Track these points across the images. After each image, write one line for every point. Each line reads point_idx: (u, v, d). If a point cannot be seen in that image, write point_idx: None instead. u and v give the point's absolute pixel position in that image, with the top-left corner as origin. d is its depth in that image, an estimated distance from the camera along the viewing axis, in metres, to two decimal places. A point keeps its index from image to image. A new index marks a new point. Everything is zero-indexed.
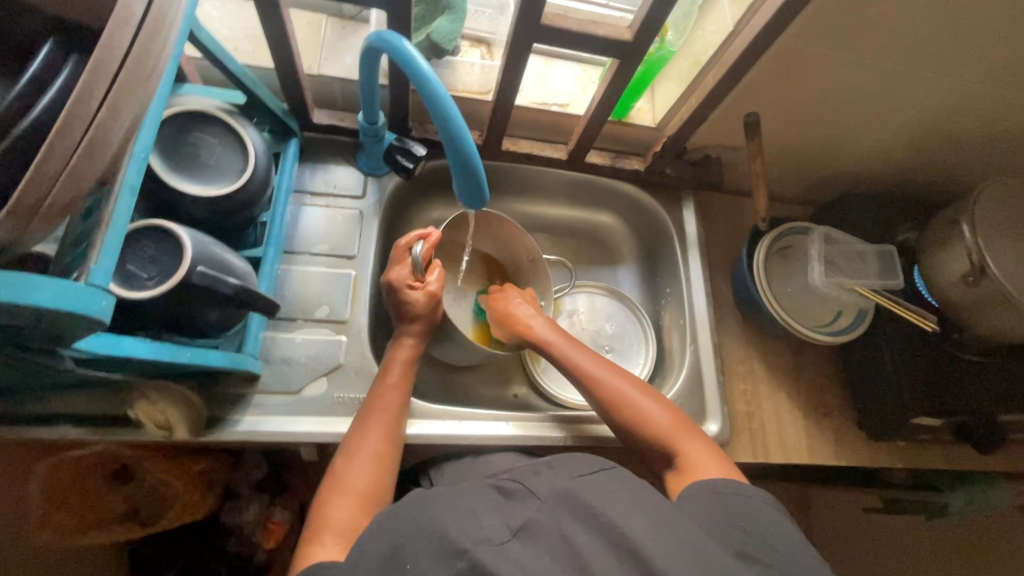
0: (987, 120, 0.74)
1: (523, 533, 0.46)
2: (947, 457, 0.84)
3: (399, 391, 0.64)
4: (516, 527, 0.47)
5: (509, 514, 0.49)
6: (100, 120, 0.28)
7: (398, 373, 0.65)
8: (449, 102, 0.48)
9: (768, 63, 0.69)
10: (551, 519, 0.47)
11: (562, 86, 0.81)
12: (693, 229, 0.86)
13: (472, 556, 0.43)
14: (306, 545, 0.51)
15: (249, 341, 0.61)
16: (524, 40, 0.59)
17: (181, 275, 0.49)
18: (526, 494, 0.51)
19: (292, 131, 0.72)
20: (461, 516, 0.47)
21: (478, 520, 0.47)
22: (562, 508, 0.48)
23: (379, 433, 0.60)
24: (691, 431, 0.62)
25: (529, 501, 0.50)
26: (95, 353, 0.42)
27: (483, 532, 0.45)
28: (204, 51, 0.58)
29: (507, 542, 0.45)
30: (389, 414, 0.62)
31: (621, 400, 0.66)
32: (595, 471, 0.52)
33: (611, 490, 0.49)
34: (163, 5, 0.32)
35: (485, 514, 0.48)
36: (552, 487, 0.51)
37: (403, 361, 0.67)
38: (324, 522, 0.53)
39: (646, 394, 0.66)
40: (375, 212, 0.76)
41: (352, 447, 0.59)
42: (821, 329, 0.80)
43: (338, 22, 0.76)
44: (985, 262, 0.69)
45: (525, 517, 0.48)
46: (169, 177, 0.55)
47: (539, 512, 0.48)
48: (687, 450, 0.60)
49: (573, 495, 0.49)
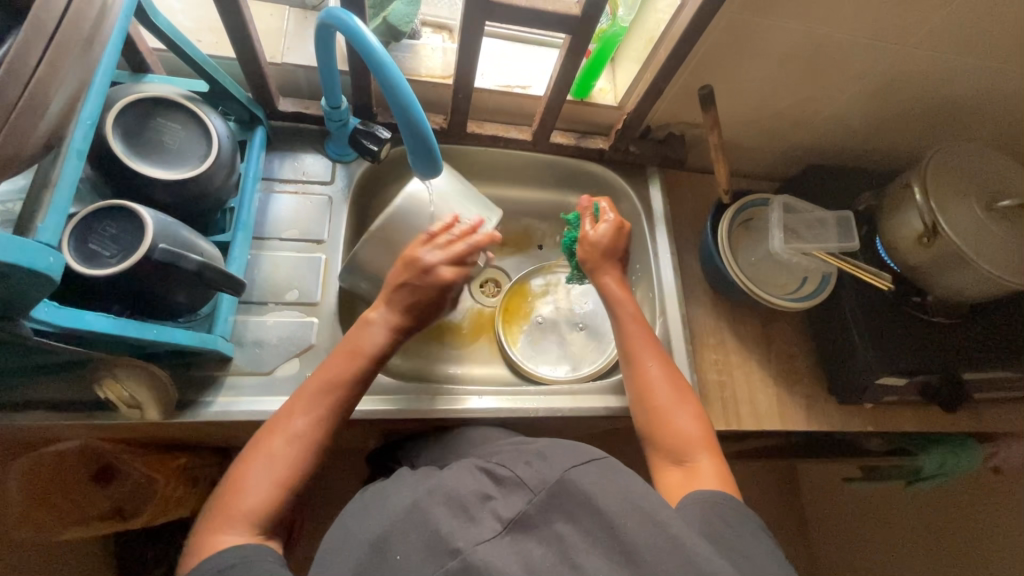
0: (934, 84, 0.77)
1: (515, 527, 0.47)
2: (916, 417, 0.87)
3: (337, 368, 0.58)
4: (507, 519, 0.47)
5: (499, 507, 0.49)
6: (37, 79, 0.29)
7: (346, 352, 0.59)
8: (397, 74, 0.50)
9: (721, 34, 0.70)
10: (542, 514, 0.47)
11: (524, 68, 0.83)
12: (659, 205, 0.88)
13: (464, 556, 0.44)
14: (216, 528, 0.48)
15: (219, 323, 0.62)
16: (477, 19, 0.60)
17: (141, 254, 0.50)
18: (516, 484, 0.51)
19: (258, 119, 0.73)
20: (451, 511, 0.48)
21: (468, 519, 0.47)
22: (555, 504, 0.48)
23: (313, 415, 0.55)
24: (710, 442, 0.62)
25: (517, 491, 0.50)
26: (57, 326, 0.43)
27: (472, 531, 0.46)
28: (163, 39, 0.60)
29: (496, 536, 0.46)
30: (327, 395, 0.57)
31: (651, 387, 0.66)
32: (586, 462, 0.52)
33: (605, 489, 0.49)
34: None
35: (475, 507, 0.48)
36: (541, 476, 0.51)
37: (367, 354, 0.59)
38: (236, 505, 0.49)
39: (679, 391, 0.66)
40: (344, 197, 0.77)
41: (282, 431, 0.54)
42: (786, 295, 0.82)
43: (301, 13, 0.77)
44: (937, 222, 0.72)
45: (517, 509, 0.48)
46: (131, 162, 0.56)
47: (531, 506, 0.48)
48: (703, 461, 0.60)
49: (568, 488, 0.49)
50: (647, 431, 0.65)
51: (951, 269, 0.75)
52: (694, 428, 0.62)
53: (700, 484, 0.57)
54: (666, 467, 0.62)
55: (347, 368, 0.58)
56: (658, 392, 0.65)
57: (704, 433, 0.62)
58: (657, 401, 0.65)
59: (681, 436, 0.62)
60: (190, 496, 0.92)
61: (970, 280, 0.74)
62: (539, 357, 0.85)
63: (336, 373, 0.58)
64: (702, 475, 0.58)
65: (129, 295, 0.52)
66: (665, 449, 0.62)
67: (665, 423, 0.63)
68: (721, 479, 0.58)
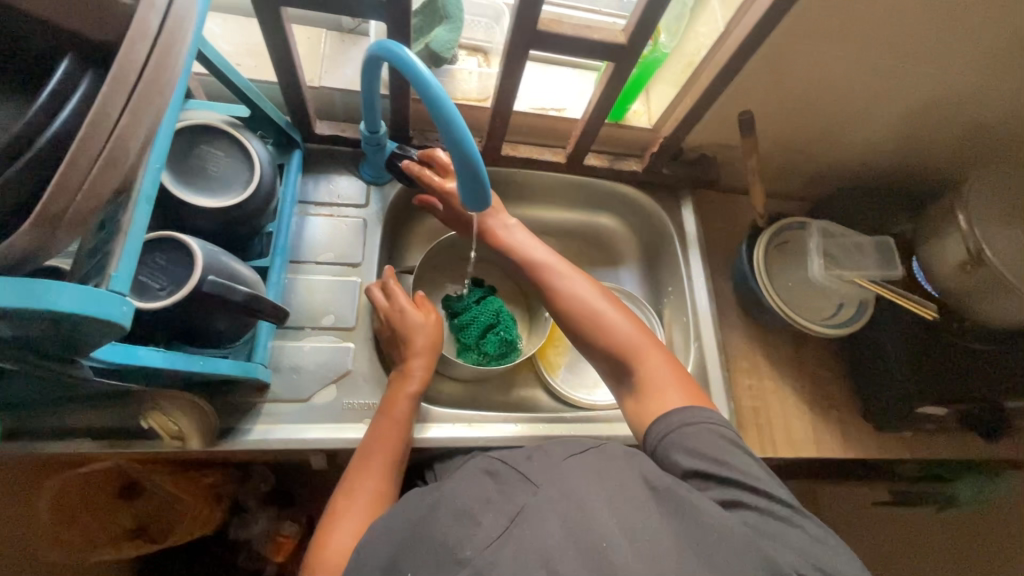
0: (977, 109, 0.76)
1: (521, 519, 0.45)
2: (954, 445, 0.85)
3: (400, 429, 0.62)
4: (513, 514, 0.46)
5: (503, 505, 0.47)
6: (119, 130, 0.29)
7: (403, 412, 0.63)
8: (449, 107, 0.50)
9: (761, 59, 0.70)
10: (546, 504, 0.46)
11: (559, 91, 0.82)
12: (692, 227, 0.87)
13: (472, 563, 0.43)
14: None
15: (258, 349, 0.62)
16: (522, 46, 0.60)
17: (191, 285, 0.49)
18: (520, 481, 0.50)
19: (295, 142, 0.73)
20: (456, 519, 0.47)
21: (474, 522, 0.46)
22: (559, 492, 0.47)
23: (381, 473, 0.59)
24: (654, 345, 0.64)
25: (521, 486, 0.49)
26: (113, 363, 0.42)
27: (476, 535, 0.45)
28: (209, 66, 0.60)
29: (503, 533, 0.44)
30: (393, 452, 0.61)
31: (586, 308, 0.65)
32: (583, 451, 0.53)
33: (601, 477, 0.48)
34: (180, 19, 0.34)
35: (480, 512, 0.47)
36: (545, 471, 0.50)
37: (407, 403, 0.64)
38: (319, 562, 0.52)
39: (611, 304, 0.66)
40: (378, 219, 0.77)
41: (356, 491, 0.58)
42: (822, 321, 0.81)
43: (338, 35, 0.77)
44: (981, 249, 0.71)
45: (520, 503, 0.47)
46: (177, 190, 0.56)
47: (536, 498, 0.47)
48: (650, 368, 0.62)
49: (571, 481, 0.48)
50: (592, 349, 0.65)
51: (994, 297, 0.74)
52: (634, 337, 0.63)
53: (656, 398, 0.60)
54: (624, 389, 0.64)
55: (397, 423, 0.63)
56: (594, 312, 0.64)
57: (648, 341, 0.64)
58: (592, 319, 0.65)
59: (628, 354, 0.62)
60: (215, 514, 0.93)
61: (1015, 308, 0.73)
62: (572, 380, 0.85)
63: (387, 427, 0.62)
64: (655, 386, 0.61)
65: (175, 326, 0.52)
66: (616, 366, 0.64)
67: (608, 343, 0.63)
68: (676, 384, 0.61)
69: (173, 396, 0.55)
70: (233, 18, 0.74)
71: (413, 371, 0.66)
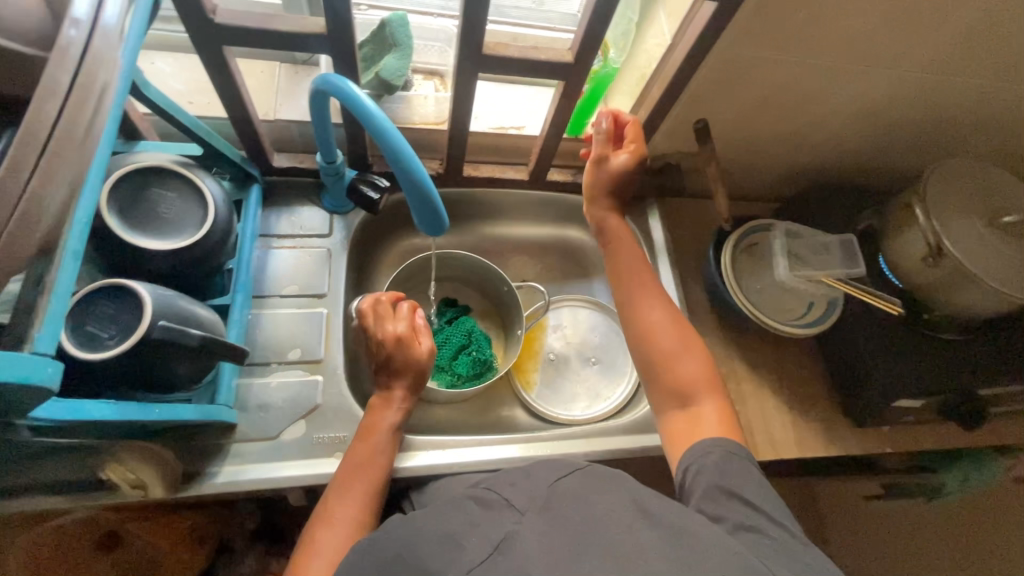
0: (927, 103, 0.77)
1: (504, 547, 0.44)
2: (935, 436, 0.86)
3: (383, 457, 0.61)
4: (496, 541, 0.45)
5: (489, 530, 0.46)
6: (31, 191, 0.29)
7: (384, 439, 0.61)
8: (397, 137, 0.50)
9: (711, 69, 0.71)
10: (531, 533, 0.45)
11: (518, 110, 0.83)
12: (660, 235, 0.88)
13: None
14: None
15: (222, 392, 0.61)
16: (471, 70, 0.60)
17: (141, 332, 0.48)
18: (503, 506, 0.48)
19: (252, 177, 0.73)
20: (438, 544, 0.45)
21: (458, 547, 0.45)
22: (543, 520, 0.46)
23: (360, 500, 0.57)
24: (716, 388, 0.60)
25: (504, 511, 0.48)
26: (57, 421, 0.41)
27: (460, 559, 0.43)
28: (155, 109, 0.60)
29: (487, 559, 0.43)
30: (373, 478, 0.59)
31: (650, 332, 0.62)
32: (570, 472, 0.51)
33: (587, 501, 0.47)
34: (97, 71, 0.34)
35: (463, 535, 0.46)
36: (531, 498, 0.49)
37: (387, 430, 0.62)
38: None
39: (672, 329, 0.62)
40: (343, 248, 0.77)
41: (334, 519, 0.55)
42: (793, 321, 0.82)
43: (291, 68, 0.77)
44: (941, 242, 0.71)
45: (504, 529, 0.46)
46: (126, 235, 0.55)
47: (519, 525, 0.46)
48: (704, 407, 0.58)
49: (558, 506, 0.47)
50: (648, 373, 0.62)
51: (957, 287, 0.74)
52: (698, 379, 0.59)
53: (703, 432, 0.57)
54: (669, 410, 0.60)
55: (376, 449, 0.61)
56: (656, 337, 0.62)
57: (710, 384, 0.60)
58: (658, 344, 0.61)
59: (686, 380, 0.59)
60: (196, 557, 0.92)
61: (978, 296, 0.73)
62: (555, 395, 0.84)
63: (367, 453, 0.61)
64: (703, 420, 0.57)
65: (131, 377, 0.51)
66: (669, 394, 0.60)
67: (667, 371, 0.60)
68: (722, 423, 0.57)
69: (134, 447, 0.53)
70: (183, 57, 0.74)
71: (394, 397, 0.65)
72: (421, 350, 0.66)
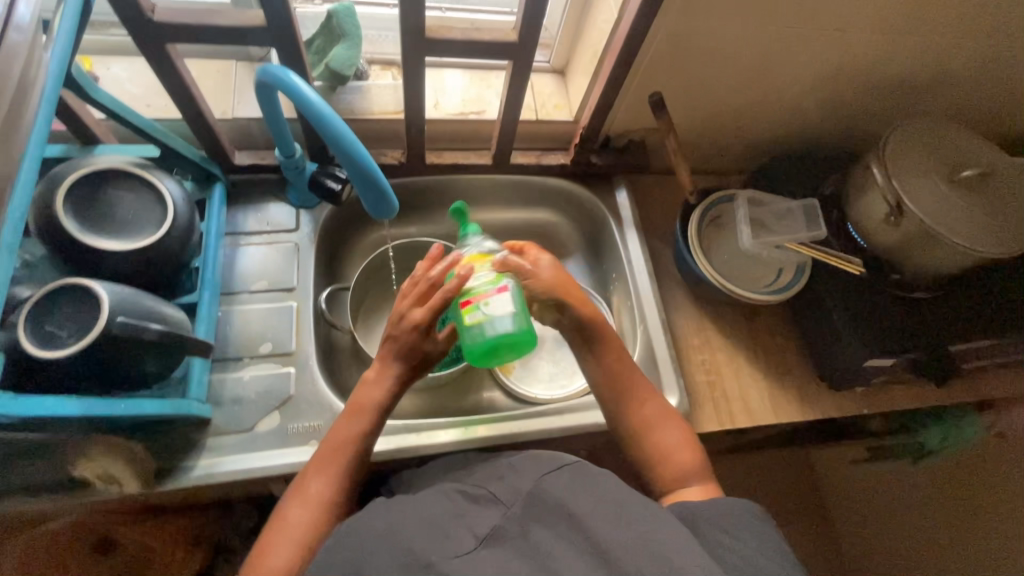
0: (882, 64, 0.77)
1: (490, 542, 0.45)
2: (912, 395, 0.86)
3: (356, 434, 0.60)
4: (482, 534, 0.46)
5: (472, 523, 0.47)
6: None
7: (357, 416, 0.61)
8: (337, 122, 0.51)
9: (662, 43, 0.71)
10: (517, 528, 0.47)
11: (476, 95, 0.84)
12: (628, 211, 0.88)
13: (436, 568, 0.43)
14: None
15: (193, 386, 0.62)
16: (417, 55, 0.61)
17: (99, 329, 0.49)
18: (491, 500, 0.50)
19: (215, 176, 0.73)
20: (423, 531, 0.46)
21: (443, 535, 0.46)
22: (529, 516, 0.47)
23: (330, 478, 0.57)
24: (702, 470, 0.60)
25: (492, 507, 0.49)
26: (16, 417, 0.43)
27: (446, 548, 0.45)
28: (108, 110, 0.61)
29: (473, 551, 0.45)
30: (344, 456, 0.59)
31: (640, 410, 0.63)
32: (558, 468, 0.51)
33: (575, 494, 0.48)
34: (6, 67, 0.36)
35: (449, 525, 0.47)
36: (514, 490, 0.50)
37: (374, 408, 0.61)
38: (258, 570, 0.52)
39: (663, 417, 0.63)
40: (311, 242, 0.77)
41: (303, 498, 0.56)
42: (763, 289, 0.82)
43: (248, 66, 0.78)
44: (901, 201, 0.72)
45: (491, 524, 0.47)
46: (83, 237, 0.56)
47: (506, 520, 0.47)
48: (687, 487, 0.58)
49: (542, 500, 0.48)
50: (634, 450, 0.62)
51: (920, 246, 0.75)
52: (683, 455, 0.60)
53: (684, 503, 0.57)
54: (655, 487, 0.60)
55: (360, 425, 0.60)
56: (649, 424, 0.62)
57: (697, 467, 0.60)
58: (646, 422, 0.63)
59: (669, 457, 0.60)
60: (192, 557, 0.92)
61: (942, 255, 0.74)
62: (532, 376, 0.85)
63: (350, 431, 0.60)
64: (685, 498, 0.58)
65: (96, 375, 0.51)
66: (654, 470, 0.61)
67: (650, 446, 0.61)
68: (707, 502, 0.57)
69: (102, 442, 0.55)
70: (139, 61, 0.75)
71: (386, 372, 0.62)
72: (432, 349, 0.63)
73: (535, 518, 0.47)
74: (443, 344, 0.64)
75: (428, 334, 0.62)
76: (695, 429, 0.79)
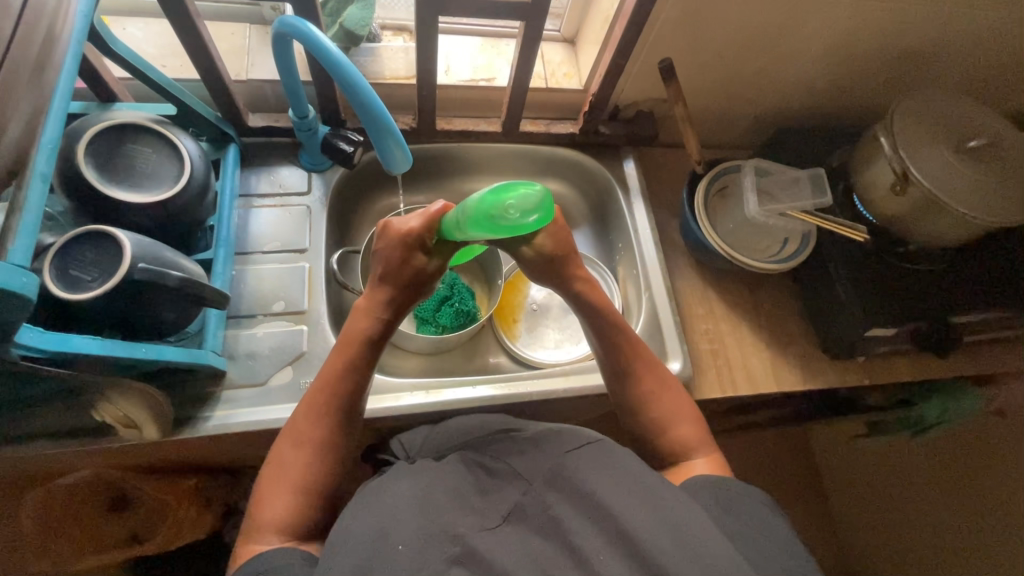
0: (892, 34, 0.77)
1: (513, 519, 0.47)
2: (914, 368, 0.87)
3: (350, 379, 0.57)
4: (506, 513, 0.48)
5: (497, 503, 0.50)
6: None
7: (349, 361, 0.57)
8: (354, 72, 0.52)
9: (674, 11, 0.72)
10: (539, 501, 0.49)
11: (486, 62, 0.85)
12: (635, 180, 0.89)
13: (466, 542, 0.44)
14: (249, 540, 0.51)
15: (209, 338, 0.64)
16: (430, 15, 0.62)
17: (121, 274, 0.51)
18: (512, 475, 0.53)
19: (229, 137, 0.74)
20: (451, 504, 0.48)
21: (470, 510, 0.48)
22: (551, 491, 0.49)
23: (328, 425, 0.56)
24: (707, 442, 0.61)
25: (513, 481, 0.52)
26: (44, 350, 0.44)
27: (475, 520, 0.47)
28: (127, 66, 0.63)
29: (498, 527, 0.47)
30: (339, 401, 0.56)
31: (653, 371, 0.63)
32: (582, 446, 0.54)
33: (598, 470, 0.50)
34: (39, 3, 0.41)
35: (477, 502, 0.49)
36: (538, 466, 0.52)
37: (361, 342, 0.57)
38: (261, 516, 0.51)
39: (667, 386, 0.63)
40: (323, 206, 0.79)
41: (299, 443, 0.55)
42: (767, 258, 0.83)
43: (262, 29, 0.79)
44: (907, 169, 0.73)
45: (513, 501, 0.49)
46: (104, 188, 0.57)
47: (527, 495, 0.49)
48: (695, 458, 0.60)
49: (566, 476, 0.50)
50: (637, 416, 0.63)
51: (926, 215, 0.75)
52: (687, 421, 0.62)
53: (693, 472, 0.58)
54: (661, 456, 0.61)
55: (346, 362, 0.57)
56: (659, 390, 0.63)
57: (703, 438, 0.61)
58: (656, 386, 0.63)
59: (672, 422, 0.61)
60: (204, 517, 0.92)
61: (948, 224, 0.74)
62: (537, 342, 0.87)
63: (337, 370, 0.57)
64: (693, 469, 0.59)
65: (119, 320, 0.53)
66: (658, 439, 0.61)
67: (654, 413, 0.62)
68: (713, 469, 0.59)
69: (125, 387, 0.56)
70: (154, 21, 0.75)
71: (374, 303, 0.58)
72: (422, 268, 0.56)
73: (557, 490, 0.49)
74: (437, 263, 0.58)
75: (420, 250, 0.56)
76: (698, 395, 0.81)
